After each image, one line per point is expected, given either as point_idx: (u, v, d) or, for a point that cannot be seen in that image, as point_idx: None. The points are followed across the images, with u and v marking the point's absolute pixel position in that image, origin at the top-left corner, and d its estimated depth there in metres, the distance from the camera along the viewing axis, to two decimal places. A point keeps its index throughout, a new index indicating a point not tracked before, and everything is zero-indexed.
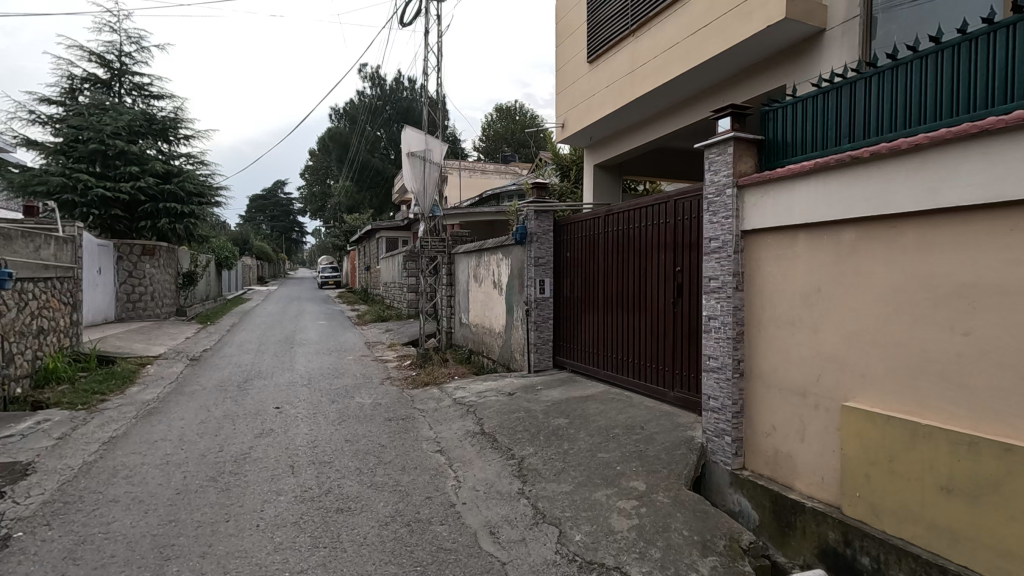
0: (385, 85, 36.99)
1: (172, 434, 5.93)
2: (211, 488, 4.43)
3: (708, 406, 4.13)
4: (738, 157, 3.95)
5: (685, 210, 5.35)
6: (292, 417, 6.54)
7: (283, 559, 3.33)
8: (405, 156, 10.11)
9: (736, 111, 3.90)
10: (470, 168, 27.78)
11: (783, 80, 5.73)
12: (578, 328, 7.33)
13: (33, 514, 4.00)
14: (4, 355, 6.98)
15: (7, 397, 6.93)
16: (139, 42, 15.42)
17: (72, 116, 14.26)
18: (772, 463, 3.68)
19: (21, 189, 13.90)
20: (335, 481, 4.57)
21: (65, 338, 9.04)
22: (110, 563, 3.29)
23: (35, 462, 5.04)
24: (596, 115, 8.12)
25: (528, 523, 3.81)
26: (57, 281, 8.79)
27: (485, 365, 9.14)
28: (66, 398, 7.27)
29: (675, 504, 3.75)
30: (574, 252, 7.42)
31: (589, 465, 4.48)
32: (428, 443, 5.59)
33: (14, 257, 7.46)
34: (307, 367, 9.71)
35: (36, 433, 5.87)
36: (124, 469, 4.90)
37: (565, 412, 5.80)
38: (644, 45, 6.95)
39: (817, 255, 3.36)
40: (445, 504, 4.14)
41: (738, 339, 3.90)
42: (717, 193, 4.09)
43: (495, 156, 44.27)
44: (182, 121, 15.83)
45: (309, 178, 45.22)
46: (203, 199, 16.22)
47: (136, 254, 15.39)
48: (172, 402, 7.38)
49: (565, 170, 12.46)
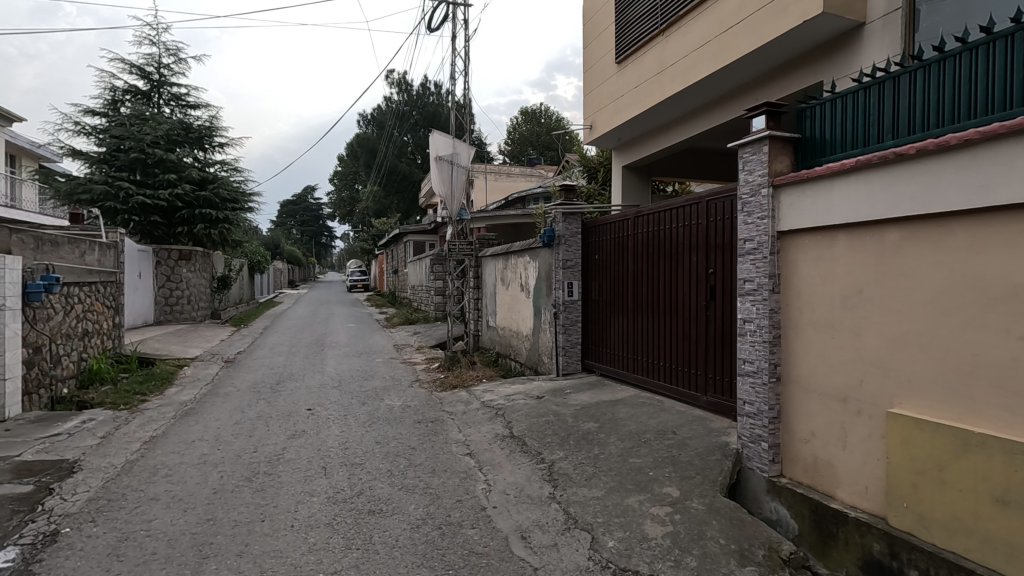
0: (411, 91, 37.49)
1: (208, 434, 6.07)
2: (247, 488, 4.52)
3: (743, 412, 4.04)
4: (773, 156, 3.85)
5: (718, 211, 5.25)
6: (323, 418, 6.65)
7: (317, 560, 3.37)
8: (432, 160, 10.20)
9: (770, 110, 3.81)
10: (496, 172, 27.87)
11: (821, 77, 5.58)
12: (607, 331, 7.26)
13: (79, 510, 4.14)
14: (52, 357, 7.29)
15: (55, 396, 7.23)
16: (177, 54, 15.97)
17: (114, 127, 14.85)
18: (812, 470, 3.56)
19: (67, 198, 14.60)
20: (367, 482, 4.62)
21: (108, 339, 9.38)
22: (152, 560, 3.38)
23: (81, 461, 5.22)
24: (625, 116, 8.04)
25: (560, 528, 3.78)
26: (101, 285, 9.14)
27: (513, 367, 9.15)
28: (110, 399, 7.53)
29: (710, 511, 3.66)
30: (603, 253, 7.35)
31: (621, 471, 4.42)
32: (457, 445, 5.61)
33: (61, 262, 7.77)
34: (338, 369, 9.88)
35: (81, 432, 6.09)
36: (164, 468, 5.04)
37: (595, 416, 5.75)
38: (674, 44, 6.85)
39: (859, 255, 3.25)
40: (475, 507, 4.14)
41: (775, 343, 3.80)
42: (751, 194, 4.00)
43: (520, 159, 44.41)
44: (217, 129, 16.28)
45: (339, 184, 46.16)
46: (237, 205, 16.67)
47: (173, 259, 15.76)
48: (209, 403, 7.58)
49: (593, 172, 12.40)
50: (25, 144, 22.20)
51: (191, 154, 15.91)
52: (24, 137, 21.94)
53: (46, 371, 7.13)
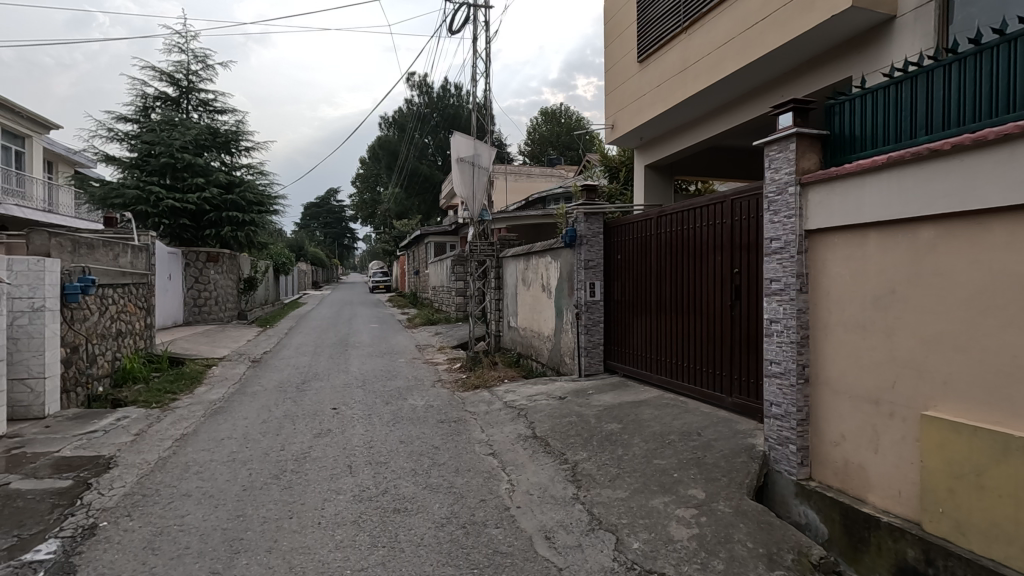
0: (431, 92, 37.81)
1: (236, 433, 6.19)
2: (275, 486, 4.60)
3: (771, 413, 3.98)
4: (801, 154, 3.79)
5: (743, 210, 5.19)
6: (349, 417, 6.74)
7: (345, 556, 3.42)
8: (454, 162, 10.23)
9: (798, 106, 3.75)
10: (516, 172, 27.92)
11: (850, 72, 5.46)
12: (629, 332, 7.23)
13: (116, 505, 4.27)
14: (88, 356, 7.54)
15: (91, 395, 7.47)
16: (204, 60, 16.37)
17: (145, 133, 15.33)
18: (842, 473, 3.49)
19: (100, 202, 15.11)
20: (391, 481, 4.67)
21: (140, 339, 9.65)
22: (185, 554, 3.47)
23: (117, 457, 5.39)
24: (647, 115, 7.99)
25: (584, 529, 3.76)
26: (134, 287, 9.41)
27: (534, 368, 9.16)
28: (143, 397, 7.74)
29: (737, 514, 3.62)
30: (625, 254, 7.31)
31: (645, 472, 4.39)
32: (481, 445, 5.63)
33: (96, 264, 8.03)
34: (361, 369, 10.02)
35: (117, 429, 6.30)
36: (195, 465, 5.17)
37: (619, 416, 5.72)
38: (697, 42, 6.79)
39: (891, 254, 3.18)
40: (499, 507, 4.15)
41: (804, 344, 3.73)
42: (777, 192, 3.94)
43: (540, 160, 44.44)
44: (243, 134, 16.63)
45: (361, 186, 46.77)
46: (262, 207, 16.98)
47: (202, 261, 16.10)
48: (237, 402, 7.72)
49: (614, 172, 12.34)
50: (62, 151, 22.99)
51: (218, 158, 16.27)
52: (61, 145, 22.79)
53: (83, 370, 7.38)
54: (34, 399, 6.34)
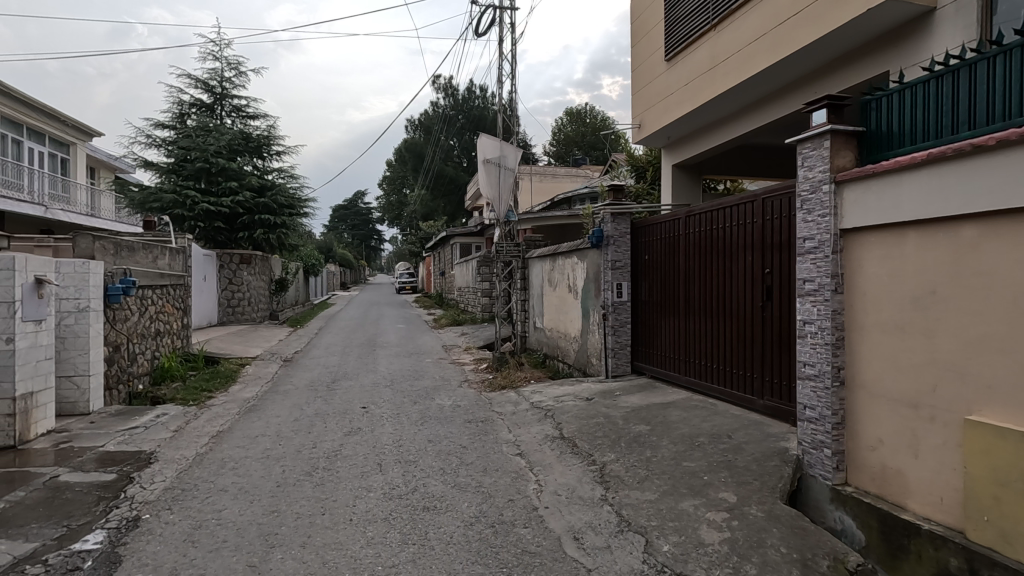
0: (457, 94, 38.00)
1: (270, 431, 6.34)
2: (308, 483, 4.70)
3: (805, 416, 3.90)
4: (836, 151, 3.70)
5: (775, 210, 5.09)
6: (377, 417, 6.82)
7: (376, 553, 3.48)
8: (480, 163, 10.30)
9: (832, 103, 3.67)
10: (541, 173, 27.88)
11: (888, 66, 5.29)
12: (657, 332, 7.16)
13: (157, 498, 4.43)
14: (129, 355, 7.83)
15: (132, 392, 7.77)
16: (237, 67, 16.83)
17: (181, 139, 15.86)
18: (880, 479, 3.40)
19: (140, 207, 15.70)
20: (420, 480, 4.72)
21: (177, 339, 9.96)
22: (223, 547, 3.58)
23: (157, 452, 5.57)
24: (675, 114, 7.91)
25: (612, 530, 3.75)
26: (172, 288, 9.73)
27: (561, 369, 9.15)
28: (181, 395, 8.00)
29: (770, 519, 3.56)
30: (653, 254, 7.24)
31: (674, 474, 4.35)
32: (509, 445, 5.66)
33: (136, 266, 8.33)
34: (389, 368, 10.16)
35: (156, 425, 6.52)
36: (230, 461, 5.32)
37: (646, 418, 5.68)
38: (726, 39, 6.69)
39: (930, 253, 3.08)
40: (527, 507, 4.17)
41: (839, 345, 3.65)
42: (811, 191, 3.86)
43: (565, 160, 44.29)
44: (274, 138, 17.02)
45: (388, 188, 47.40)
46: (293, 210, 17.36)
47: (235, 263, 16.53)
48: (269, 400, 7.91)
49: (641, 171, 12.23)
50: (103, 157, 23.89)
51: (250, 162, 16.70)
52: (103, 151, 23.74)
53: (124, 368, 7.67)
54: (80, 395, 6.62)
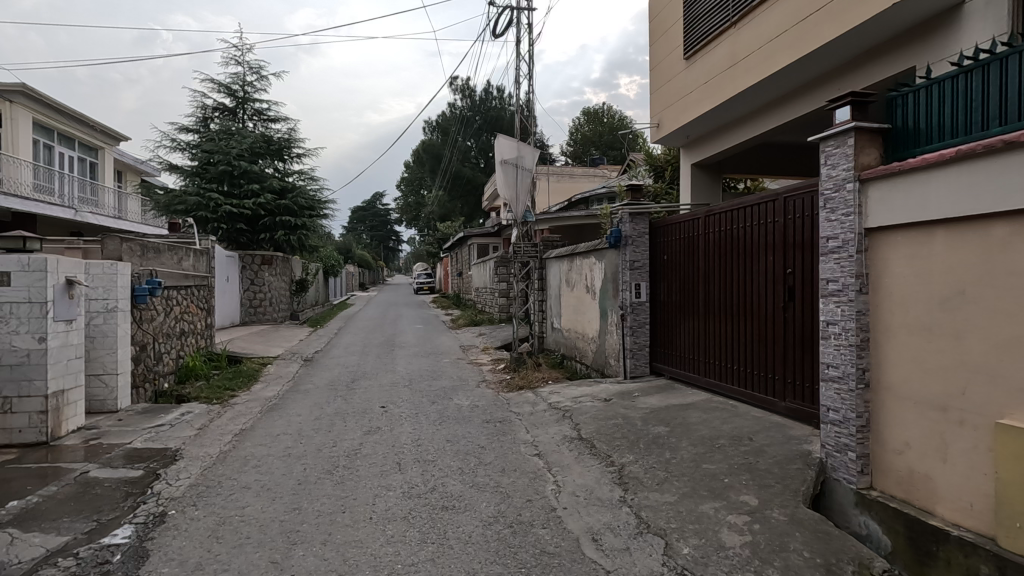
0: (474, 95, 38.10)
1: (291, 429, 6.43)
2: (328, 481, 4.76)
3: (828, 419, 3.84)
4: (860, 149, 3.63)
5: (796, 209, 5.02)
6: (396, 416, 6.87)
7: (396, 551, 3.51)
8: (498, 164, 10.32)
9: (856, 99, 3.60)
10: (558, 173, 27.82)
11: (914, 61, 5.17)
12: (676, 333, 7.11)
13: (182, 495, 4.52)
14: (155, 354, 8.01)
15: (157, 390, 7.95)
16: (259, 71, 17.11)
17: (205, 142, 16.19)
18: (906, 483, 3.33)
19: (165, 209, 16.09)
20: (439, 479, 4.74)
21: (201, 339, 10.16)
22: (246, 544, 3.64)
23: (182, 450, 5.69)
24: (694, 112, 7.84)
25: (631, 532, 3.72)
26: (196, 289, 9.93)
27: (579, 369, 9.12)
28: (205, 393, 8.16)
29: (793, 523, 3.51)
30: (672, 254, 7.18)
31: (694, 476, 4.31)
32: (527, 445, 5.66)
33: (162, 268, 8.52)
34: (407, 368, 10.24)
35: (181, 423, 6.66)
36: (253, 459, 5.41)
37: (665, 419, 5.63)
38: (747, 35, 6.61)
39: (959, 252, 3.01)
40: (546, 507, 4.16)
41: (864, 346, 3.58)
42: (834, 189, 3.80)
43: (582, 160, 44.13)
44: (295, 141, 17.27)
45: (406, 190, 47.77)
46: (313, 212, 17.60)
47: (257, 264, 16.84)
48: (290, 399, 8.03)
49: (660, 171, 12.14)
50: (130, 161, 24.47)
51: (272, 165, 16.98)
52: (130, 155, 24.31)
53: (151, 367, 7.84)
54: (109, 393, 6.79)
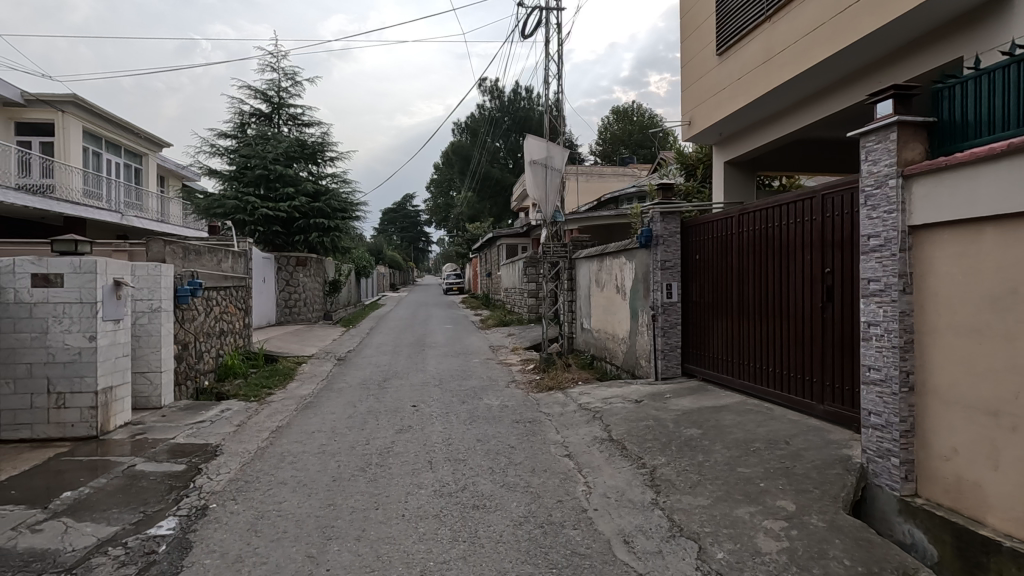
0: (503, 96, 38.21)
1: (326, 427, 6.58)
2: (361, 478, 4.85)
3: (870, 423, 3.72)
4: (904, 143, 3.51)
5: (835, 207, 4.88)
6: (427, 415, 6.96)
7: (428, 548, 3.55)
8: (527, 164, 10.32)
9: (899, 92, 3.48)
10: (587, 173, 27.68)
11: (960, 52, 4.95)
12: (708, 334, 6.99)
13: (223, 489, 4.68)
14: (196, 353, 8.30)
15: (198, 388, 8.23)
16: (293, 77, 17.53)
17: (242, 147, 16.70)
18: (954, 491, 3.20)
19: (205, 213, 16.67)
20: (469, 478, 4.78)
21: (240, 338, 10.47)
22: (283, 537, 3.75)
23: (222, 445, 5.87)
24: (727, 109, 7.70)
25: (664, 535, 3.68)
26: (235, 289, 10.24)
27: (609, 370, 9.06)
28: (243, 391, 8.41)
29: (832, 529, 3.41)
30: (704, 254, 7.07)
31: (728, 480, 4.23)
32: (557, 446, 5.65)
33: (202, 269, 8.82)
34: (437, 368, 10.34)
35: (221, 419, 6.88)
36: (289, 456, 5.55)
37: (698, 421, 5.54)
38: (783, 29, 6.46)
39: (1011, 250, 2.88)
40: (577, 508, 4.15)
41: (907, 348, 3.46)
42: (875, 186, 3.68)
43: (611, 159, 43.80)
44: (328, 145, 17.66)
45: (436, 192, 48.22)
46: (346, 214, 17.96)
47: (291, 265, 17.11)
48: (324, 398, 8.21)
49: (691, 169, 11.94)
50: (172, 166, 25.38)
51: (306, 168, 17.40)
52: (173, 161, 25.22)
53: (192, 366, 8.13)
54: (153, 390, 7.06)
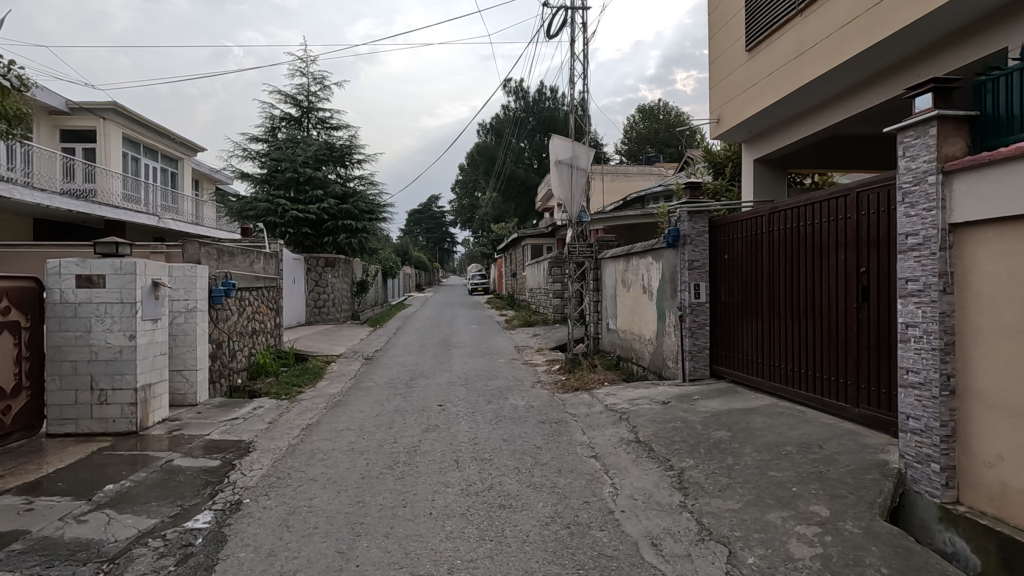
0: (528, 97, 38.23)
1: (354, 425, 6.68)
2: (389, 476, 4.92)
3: (908, 427, 3.61)
4: (944, 138, 3.39)
5: (870, 205, 4.75)
6: (453, 414, 7.01)
7: (455, 547, 3.58)
8: (552, 164, 10.30)
9: (939, 86, 3.36)
10: (613, 172, 27.48)
11: (1002, 43, 4.77)
12: (738, 335, 6.87)
13: (256, 484, 4.79)
14: (230, 352, 8.53)
15: (232, 386, 8.45)
16: (322, 82, 17.86)
17: (273, 151, 17.10)
18: (999, 499, 3.09)
19: (238, 215, 17.12)
20: (496, 478, 4.79)
21: (271, 337, 10.71)
22: (315, 533, 3.83)
23: (254, 442, 6.02)
24: (757, 106, 7.56)
25: (693, 538, 3.63)
26: (266, 290, 10.48)
27: (635, 371, 8.98)
28: (274, 389, 8.60)
29: (868, 536, 3.32)
30: (733, 253, 6.95)
31: (759, 484, 4.15)
32: (583, 447, 5.63)
33: (235, 270, 9.06)
34: (463, 368, 10.41)
35: (254, 417, 7.05)
36: (319, 453, 5.66)
37: (728, 424, 5.45)
38: (815, 23, 6.31)
39: None
40: (603, 510, 4.13)
41: (949, 350, 3.34)
42: (914, 182, 3.57)
43: (637, 158, 43.37)
44: (356, 147, 17.95)
45: (462, 193, 48.52)
46: (373, 216, 18.24)
47: (320, 266, 17.29)
48: (353, 396, 8.34)
49: (719, 167, 11.73)
50: (206, 170, 26.12)
51: (334, 171, 17.72)
52: (207, 165, 25.96)
53: (226, 364, 8.35)
54: (189, 388, 7.28)
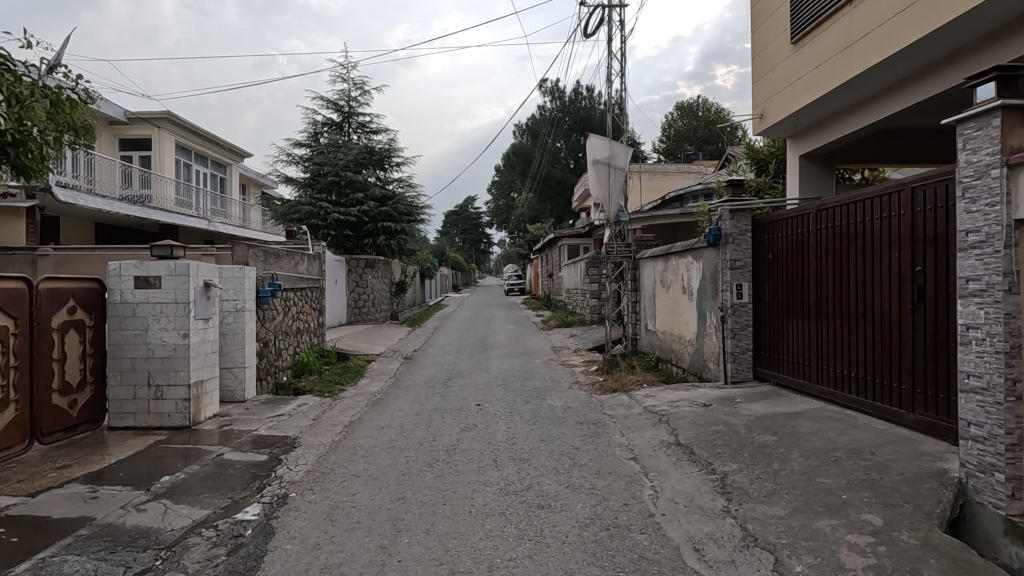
0: (564, 96, 38.08)
1: (394, 423, 6.81)
2: (429, 473, 4.99)
3: (969, 434, 3.43)
4: (1009, 129, 3.20)
5: (926, 201, 4.54)
6: (491, 414, 7.06)
7: (495, 545, 3.60)
8: (589, 164, 10.22)
9: (1003, 75, 3.18)
10: (651, 171, 27.11)
11: None
12: (783, 336, 6.66)
13: (301, 479, 4.94)
14: (276, 350, 8.81)
15: (278, 383, 8.72)
16: (362, 87, 18.28)
17: (316, 156, 17.61)
18: None
19: (283, 218, 17.70)
20: (534, 478, 4.80)
21: (314, 336, 11.02)
22: (358, 527, 3.92)
23: (299, 438, 6.21)
24: (803, 100, 7.33)
25: (737, 544, 3.54)
26: (310, 291, 10.79)
27: (675, 373, 8.83)
28: (318, 387, 8.85)
29: (926, 548, 3.17)
30: (778, 252, 6.75)
31: (807, 490, 4.01)
32: (622, 449, 5.57)
33: (281, 272, 9.37)
34: (500, 368, 10.46)
35: (299, 413, 7.27)
36: (360, 450, 5.80)
37: (773, 428, 5.29)
38: (865, 13, 6.09)
39: None
40: (644, 512, 4.08)
41: (1014, 354, 3.16)
42: (975, 176, 3.39)
43: (676, 156, 42.64)
44: (394, 150, 18.30)
45: (498, 194, 48.72)
46: (411, 217, 18.57)
47: (361, 267, 17.66)
48: (393, 395, 8.50)
49: (763, 164, 11.38)
50: (252, 175, 27.07)
51: (374, 174, 18.11)
52: (253, 170, 26.89)
53: (272, 362, 8.64)
54: (238, 384, 7.57)
